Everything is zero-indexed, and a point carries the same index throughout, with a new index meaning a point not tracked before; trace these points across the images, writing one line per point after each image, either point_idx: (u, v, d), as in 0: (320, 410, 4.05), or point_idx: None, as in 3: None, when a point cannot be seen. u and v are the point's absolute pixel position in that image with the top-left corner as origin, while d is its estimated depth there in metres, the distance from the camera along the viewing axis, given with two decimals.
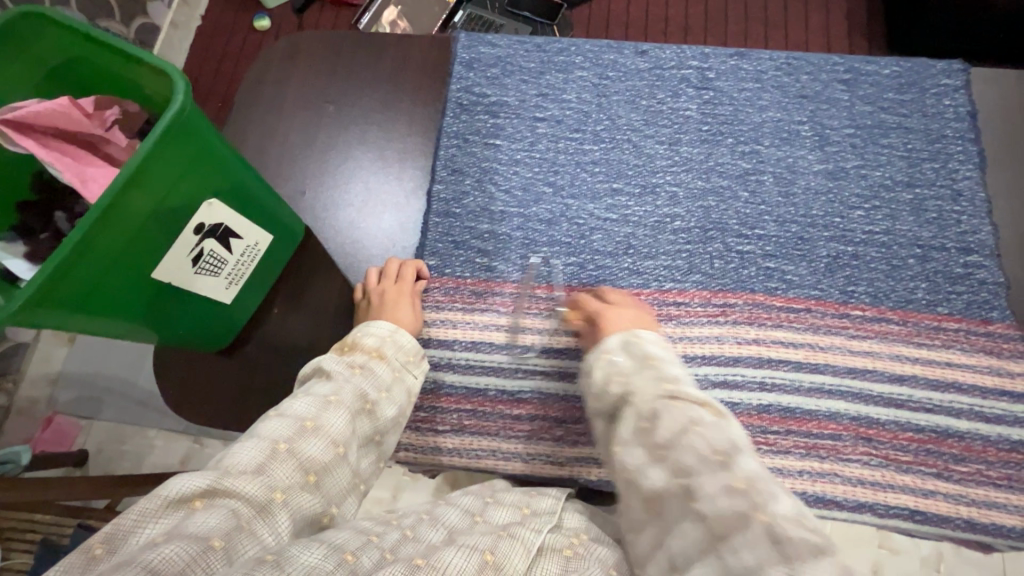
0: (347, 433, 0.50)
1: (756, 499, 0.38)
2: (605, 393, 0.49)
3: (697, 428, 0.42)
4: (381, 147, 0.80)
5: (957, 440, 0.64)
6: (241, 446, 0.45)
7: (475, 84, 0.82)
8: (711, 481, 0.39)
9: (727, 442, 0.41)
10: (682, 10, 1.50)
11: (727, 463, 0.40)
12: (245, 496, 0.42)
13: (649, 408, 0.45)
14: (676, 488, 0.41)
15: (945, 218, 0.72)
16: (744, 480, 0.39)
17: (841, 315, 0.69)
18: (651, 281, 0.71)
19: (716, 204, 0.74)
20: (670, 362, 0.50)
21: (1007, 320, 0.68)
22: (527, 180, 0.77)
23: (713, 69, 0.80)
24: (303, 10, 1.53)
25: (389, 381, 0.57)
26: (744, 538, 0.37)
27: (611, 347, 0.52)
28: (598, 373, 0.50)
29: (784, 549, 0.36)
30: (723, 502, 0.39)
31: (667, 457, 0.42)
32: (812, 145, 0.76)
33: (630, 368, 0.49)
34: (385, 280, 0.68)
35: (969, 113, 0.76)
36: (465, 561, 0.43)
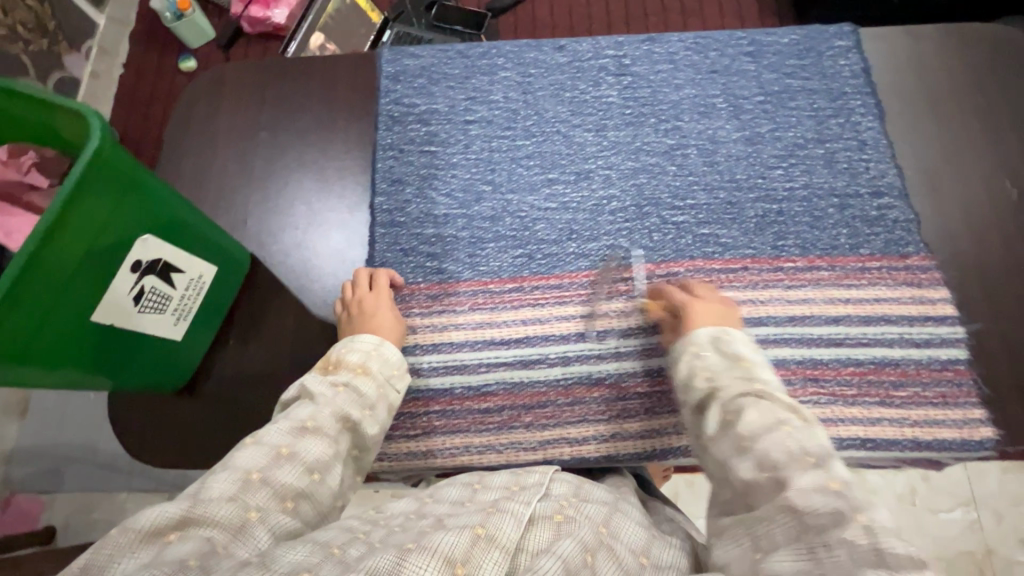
0: (325, 459, 0.50)
1: (852, 500, 0.40)
2: (694, 385, 0.55)
3: (788, 429, 0.46)
4: (322, 168, 0.81)
5: (894, 367, 0.69)
6: (212, 481, 0.45)
7: (403, 96, 0.84)
8: (804, 477, 0.42)
9: (821, 448, 0.45)
10: (603, 7, 1.57)
11: (821, 464, 0.43)
12: (219, 521, 0.42)
13: (736, 402, 0.50)
14: (768, 481, 0.44)
15: (855, 167, 0.77)
16: (840, 482, 0.42)
17: (775, 268, 0.73)
18: (598, 262, 0.74)
19: (648, 181, 0.78)
20: (758, 363, 0.55)
21: (923, 253, 0.73)
22: (466, 182, 0.79)
23: (628, 55, 0.84)
24: (229, 46, 1.52)
25: (372, 398, 0.57)
26: (841, 535, 0.39)
27: (698, 341, 0.58)
28: (687, 365, 0.57)
29: (883, 556, 0.37)
30: (819, 497, 0.41)
31: (752, 447, 0.46)
32: (728, 115, 0.80)
33: (721, 366, 0.55)
34: (360, 290, 0.69)
35: (862, 70, 0.82)
36: (458, 539, 0.42)
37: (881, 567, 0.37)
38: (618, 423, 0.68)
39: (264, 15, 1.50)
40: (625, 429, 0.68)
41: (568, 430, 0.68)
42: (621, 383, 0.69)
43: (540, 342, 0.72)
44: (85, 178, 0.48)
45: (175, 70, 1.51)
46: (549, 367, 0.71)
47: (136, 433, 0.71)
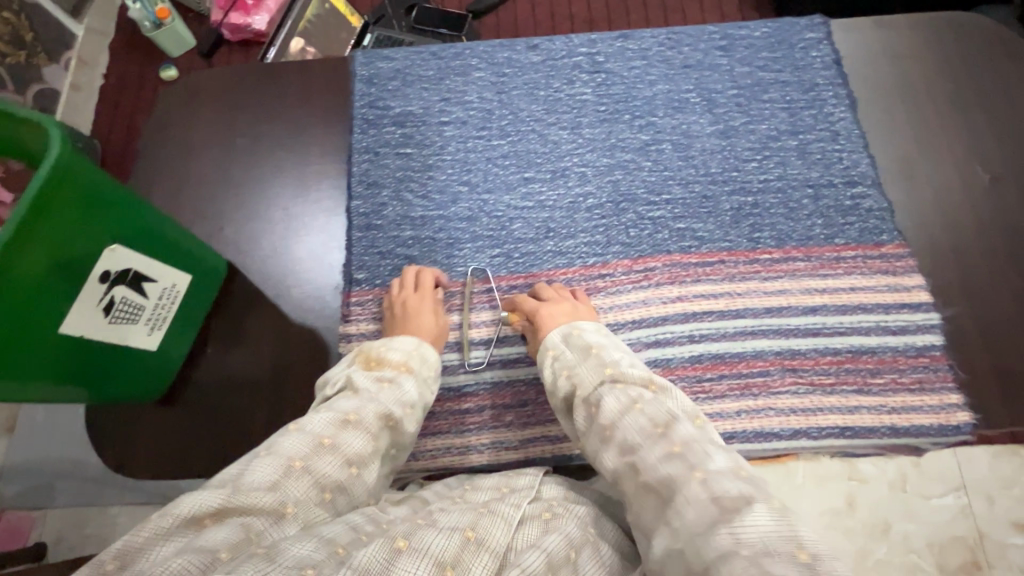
0: (363, 454, 0.50)
1: (692, 460, 0.43)
2: (558, 387, 0.56)
3: (640, 407, 0.49)
4: (298, 173, 0.81)
5: (871, 355, 0.69)
6: (257, 464, 0.45)
7: (377, 99, 0.84)
8: (653, 451, 0.45)
9: (665, 415, 0.48)
10: (584, 5, 1.57)
11: (666, 433, 0.46)
12: (256, 509, 0.42)
13: (596, 395, 0.52)
14: (627, 465, 0.46)
15: (829, 158, 0.78)
16: (680, 445, 0.45)
17: (751, 261, 0.73)
18: (575, 260, 0.74)
19: (624, 177, 0.78)
20: (609, 347, 0.57)
21: (897, 241, 0.74)
22: (443, 183, 0.79)
23: (601, 52, 0.85)
24: (210, 54, 1.52)
25: (414, 397, 0.58)
26: (688, 496, 0.41)
27: (554, 344, 0.60)
28: (549, 369, 0.58)
29: (721, 503, 0.40)
30: (663, 465, 0.44)
31: (613, 435, 0.48)
32: (702, 109, 0.81)
33: (576, 359, 0.57)
34: (406, 289, 0.70)
35: (834, 61, 0.83)
36: (447, 541, 0.43)
37: (722, 517, 0.40)
38: None
39: (243, 24, 1.49)
40: None
41: (549, 429, 0.68)
42: None
43: (520, 340, 0.72)
44: (58, 171, 0.48)
45: (153, 80, 1.49)
46: (528, 366, 0.71)
47: (125, 444, 0.70)
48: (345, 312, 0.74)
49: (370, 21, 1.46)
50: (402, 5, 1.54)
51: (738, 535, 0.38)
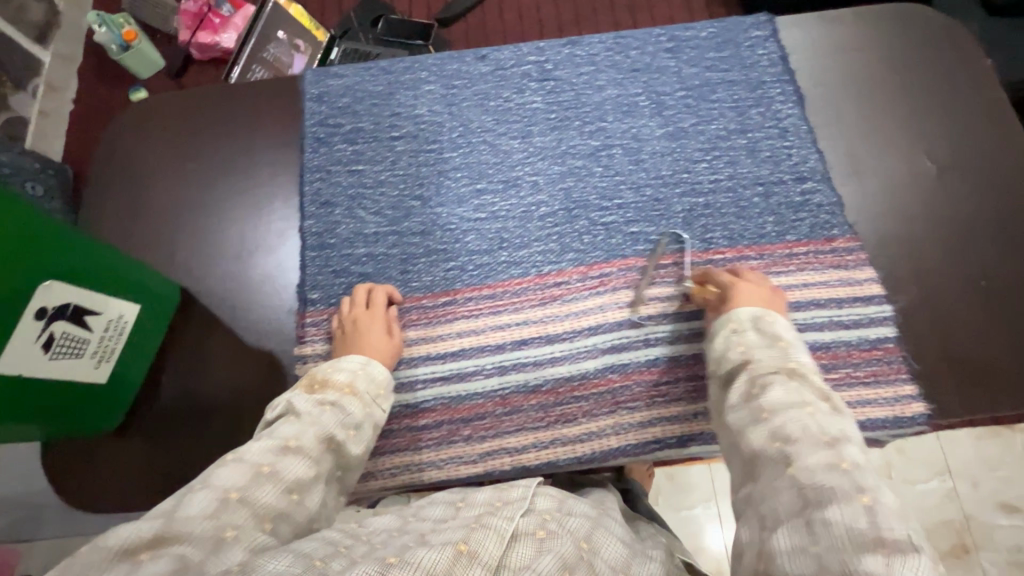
0: (305, 479, 0.49)
1: (859, 482, 0.41)
2: (728, 357, 0.58)
3: (812, 410, 0.49)
4: (251, 195, 0.80)
5: (825, 351, 0.70)
6: (190, 499, 0.44)
7: (328, 116, 0.83)
8: (813, 454, 0.44)
9: (837, 432, 0.47)
10: (553, 10, 1.58)
11: (834, 445, 0.45)
12: (194, 540, 0.40)
13: (765, 377, 0.54)
14: (779, 454, 0.46)
15: (778, 154, 0.78)
16: (851, 463, 0.43)
17: (705, 261, 0.74)
18: (530, 269, 0.74)
19: (575, 184, 0.78)
20: (796, 345, 0.58)
21: (848, 235, 0.74)
22: (395, 199, 0.78)
23: (550, 60, 0.85)
24: (179, 74, 1.52)
25: (358, 418, 0.58)
26: (845, 507, 0.40)
27: (738, 317, 0.61)
28: (723, 338, 0.61)
29: (881, 538, 0.37)
30: (822, 474, 0.43)
31: (770, 418, 0.49)
32: (651, 112, 0.81)
33: (759, 343, 0.58)
34: (356, 306, 0.70)
35: (780, 58, 0.83)
36: (438, 555, 0.41)
37: (876, 549, 0.37)
38: (555, 429, 0.68)
39: (212, 41, 1.50)
40: (563, 434, 0.68)
41: (507, 440, 0.68)
42: (558, 389, 0.69)
43: (476, 353, 0.72)
44: None
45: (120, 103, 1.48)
46: (486, 378, 0.71)
47: (92, 480, 0.69)
48: (300, 333, 0.73)
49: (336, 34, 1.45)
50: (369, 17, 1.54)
51: (892, 566, 0.35)
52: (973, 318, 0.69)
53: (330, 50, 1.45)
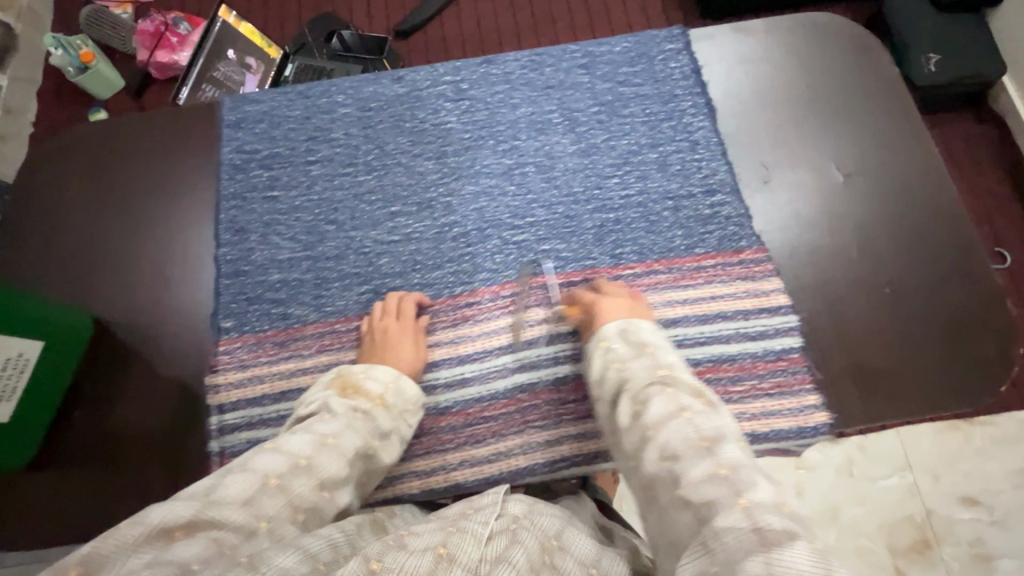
0: (340, 477, 0.53)
1: (737, 485, 0.43)
2: (607, 379, 0.58)
3: (688, 415, 0.50)
4: (166, 223, 0.80)
5: (731, 363, 0.71)
6: (230, 479, 0.47)
7: (245, 142, 0.84)
8: (696, 467, 0.45)
9: (714, 430, 0.48)
10: (512, 18, 1.59)
11: (712, 450, 0.46)
12: (230, 525, 0.43)
13: (644, 392, 0.53)
14: (667, 473, 0.46)
15: (688, 168, 0.79)
16: (727, 467, 0.45)
17: (616, 277, 0.74)
18: (441, 290, 0.75)
19: (488, 204, 0.79)
20: (662, 349, 0.59)
21: (756, 246, 0.75)
22: (310, 224, 0.79)
23: (465, 80, 0.85)
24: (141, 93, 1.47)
25: (387, 428, 0.60)
26: (727, 517, 0.41)
27: (608, 335, 0.61)
28: (600, 359, 0.60)
29: (764, 533, 0.39)
30: (708, 485, 0.44)
31: (656, 437, 0.49)
32: (564, 129, 0.82)
33: (629, 355, 0.59)
34: (388, 316, 0.71)
35: (692, 71, 0.84)
36: (419, 561, 0.43)
37: (761, 548, 0.39)
38: (465, 449, 0.68)
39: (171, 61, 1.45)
40: (471, 455, 0.68)
41: (416, 464, 0.68)
42: (467, 410, 0.70)
43: None
44: None
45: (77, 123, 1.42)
46: None
47: (13, 516, 0.69)
48: (213, 362, 0.73)
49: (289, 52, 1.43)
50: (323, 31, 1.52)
51: (772, 566, 0.37)
52: (869, 328, 0.70)
53: (284, 67, 1.44)
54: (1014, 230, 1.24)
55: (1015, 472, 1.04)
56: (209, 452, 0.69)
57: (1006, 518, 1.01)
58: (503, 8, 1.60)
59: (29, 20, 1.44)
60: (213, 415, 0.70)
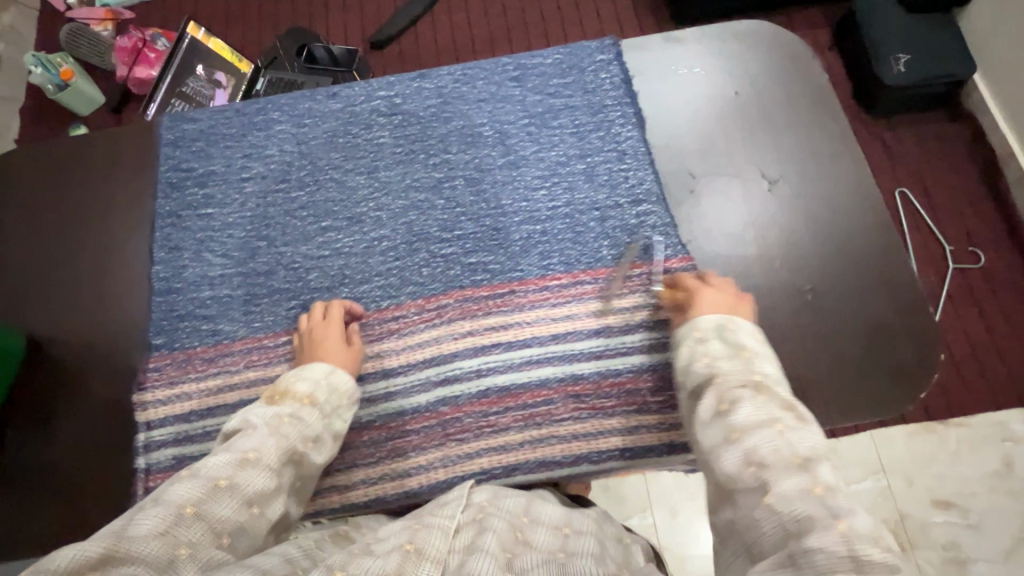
0: (265, 492, 0.50)
1: (833, 508, 0.40)
2: (693, 370, 0.56)
3: (780, 427, 0.46)
4: (102, 242, 0.81)
5: (651, 372, 0.70)
6: (140, 517, 0.42)
7: (181, 161, 0.85)
8: (787, 480, 0.42)
9: (809, 449, 0.44)
10: (485, 26, 1.52)
11: (807, 467, 0.43)
12: (145, 560, 0.39)
13: (733, 393, 0.50)
14: (754, 480, 0.43)
15: (615, 178, 0.79)
16: (824, 486, 0.41)
17: (542, 288, 0.75)
18: (369, 304, 0.75)
19: (417, 217, 0.79)
20: (761, 354, 0.56)
21: (682, 254, 0.74)
22: (242, 240, 0.80)
23: (399, 94, 0.86)
24: (119, 109, 1.40)
25: (316, 430, 0.59)
26: (820, 540, 0.38)
27: (704, 326, 0.59)
28: (689, 352, 0.58)
29: (860, 562, 0.37)
30: (799, 501, 0.41)
31: (743, 441, 0.46)
32: (494, 142, 0.82)
33: (724, 353, 0.56)
34: (315, 320, 0.71)
35: (622, 80, 0.85)
36: (384, 562, 0.42)
37: (854, 572, 0.37)
38: (386, 463, 0.69)
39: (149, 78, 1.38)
40: (392, 468, 0.69)
41: (336, 479, 0.69)
42: (390, 423, 0.70)
43: None
44: None
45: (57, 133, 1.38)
46: None
47: None
48: (141, 379, 0.74)
49: (262, 66, 1.38)
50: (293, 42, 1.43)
51: None
52: (788, 337, 0.71)
53: (255, 80, 1.38)
54: (986, 228, 1.20)
55: (988, 475, 1.02)
56: (135, 468, 0.70)
57: (981, 521, 1.00)
58: (479, 18, 1.53)
59: (11, 40, 1.40)
60: (140, 432, 0.71)
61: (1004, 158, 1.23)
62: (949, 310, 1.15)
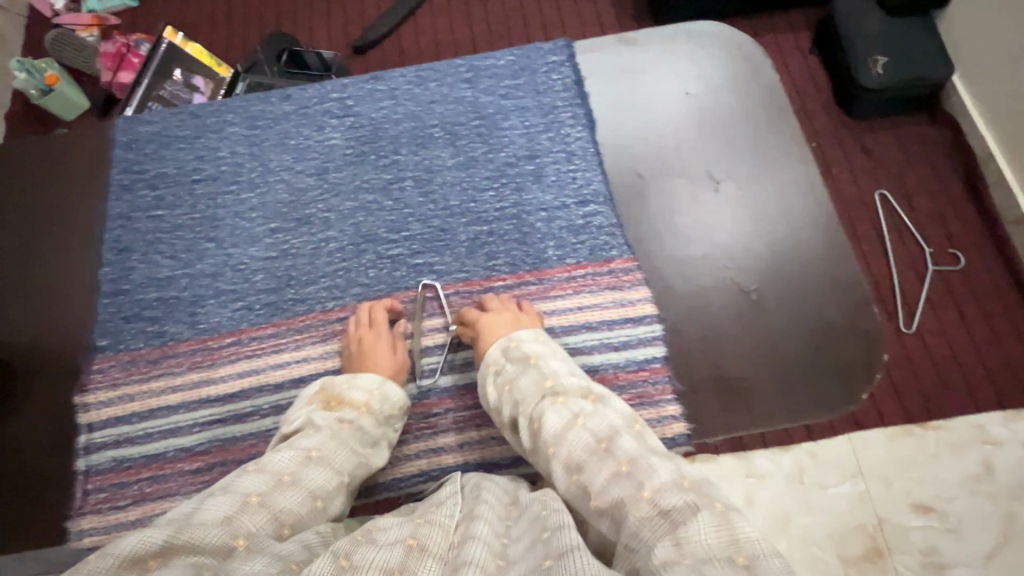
0: (325, 489, 0.52)
1: (639, 478, 0.45)
2: (502, 403, 0.59)
3: (582, 421, 0.52)
4: (53, 244, 0.81)
5: (592, 374, 0.70)
6: (208, 503, 0.45)
7: (134, 163, 0.85)
8: (600, 472, 0.47)
9: (607, 428, 0.50)
10: (467, 30, 1.43)
11: (611, 451, 0.48)
12: (208, 548, 0.41)
13: (538, 411, 0.55)
14: (579, 487, 0.48)
15: (563, 179, 0.79)
16: (627, 462, 0.46)
17: (486, 289, 0.74)
18: (314, 305, 0.75)
19: (365, 219, 0.79)
20: (548, 357, 0.60)
21: (627, 255, 0.75)
22: (191, 242, 0.80)
23: (352, 96, 0.86)
24: (105, 113, 1.33)
25: (374, 436, 0.61)
26: (640, 517, 0.42)
27: (494, 357, 0.63)
28: (492, 385, 0.61)
29: (670, 516, 0.41)
30: (614, 487, 0.45)
31: (559, 452, 0.50)
32: (444, 143, 0.82)
33: (516, 372, 0.60)
34: (360, 327, 0.70)
35: (573, 82, 0.85)
36: (391, 553, 0.42)
37: (670, 529, 0.40)
38: None
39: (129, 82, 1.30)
40: None
41: None
42: None
43: (254, 394, 0.72)
44: None
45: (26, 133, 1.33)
46: (263, 419, 0.71)
47: None
48: (85, 380, 0.73)
49: (240, 71, 1.30)
50: (273, 48, 1.36)
51: (681, 544, 0.39)
52: (730, 338, 0.70)
53: (234, 85, 1.30)
54: (965, 227, 1.12)
55: (967, 479, 0.93)
56: (76, 470, 0.70)
57: (960, 525, 0.90)
58: (462, 20, 1.44)
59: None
60: (83, 434, 0.71)
61: (983, 161, 1.15)
62: (929, 313, 1.05)
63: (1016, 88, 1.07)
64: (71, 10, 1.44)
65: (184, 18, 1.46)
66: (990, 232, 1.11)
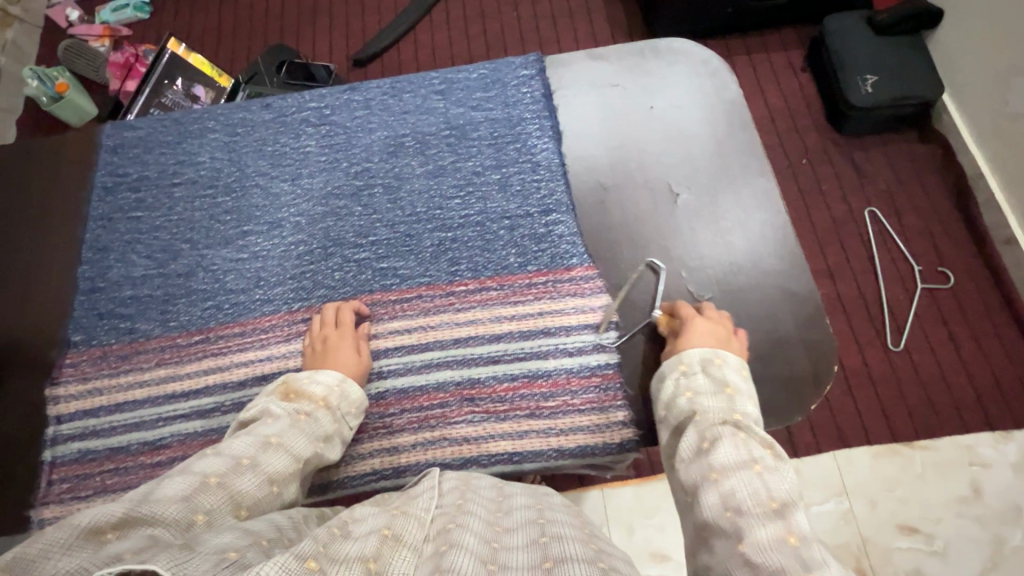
0: (284, 473, 0.54)
1: (807, 561, 0.42)
2: (676, 404, 0.60)
3: (759, 470, 0.50)
4: (34, 243, 0.84)
5: (546, 378, 0.71)
6: (168, 484, 0.46)
7: (118, 166, 0.88)
8: (762, 529, 0.45)
9: (785, 494, 0.48)
10: (464, 46, 1.47)
11: (783, 516, 0.46)
12: (165, 521, 0.42)
13: (713, 431, 0.55)
14: (730, 526, 0.47)
15: (528, 189, 0.81)
16: (798, 536, 0.44)
17: (447, 293, 0.76)
18: (280, 306, 0.77)
19: (334, 223, 0.81)
20: (744, 393, 0.59)
21: (587, 264, 0.76)
22: (166, 243, 0.82)
23: (329, 106, 0.89)
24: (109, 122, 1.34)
25: (330, 430, 0.62)
26: None
27: (691, 360, 0.62)
28: (673, 383, 0.61)
29: None
30: (773, 552, 0.43)
31: (722, 484, 0.50)
32: (414, 152, 0.85)
33: (707, 388, 0.59)
34: (326, 326, 0.72)
35: (542, 95, 0.87)
36: (366, 541, 0.42)
37: None
38: None
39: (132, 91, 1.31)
40: None
41: None
42: None
43: (216, 390, 0.74)
44: None
45: (33, 137, 1.37)
46: (224, 415, 0.73)
47: None
48: (55, 373, 0.76)
49: (240, 81, 1.33)
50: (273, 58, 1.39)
51: None
52: None
53: (234, 95, 1.33)
54: (955, 247, 1.12)
55: (953, 499, 0.94)
56: (41, 461, 0.72)
57: (945, 547, 0.92)
58: (460, 35, 1.48)
59: (10, 55, 1.39)
60: (50, 425, 0.74)
61: (972, 179, 1.15)
62: (915, 331, 1.06)
63: (1005, 106, 1.07)
64: (84, 21, 1.50)
65: (192, 30, 1.51)
66: (978, 250, 1.11)
